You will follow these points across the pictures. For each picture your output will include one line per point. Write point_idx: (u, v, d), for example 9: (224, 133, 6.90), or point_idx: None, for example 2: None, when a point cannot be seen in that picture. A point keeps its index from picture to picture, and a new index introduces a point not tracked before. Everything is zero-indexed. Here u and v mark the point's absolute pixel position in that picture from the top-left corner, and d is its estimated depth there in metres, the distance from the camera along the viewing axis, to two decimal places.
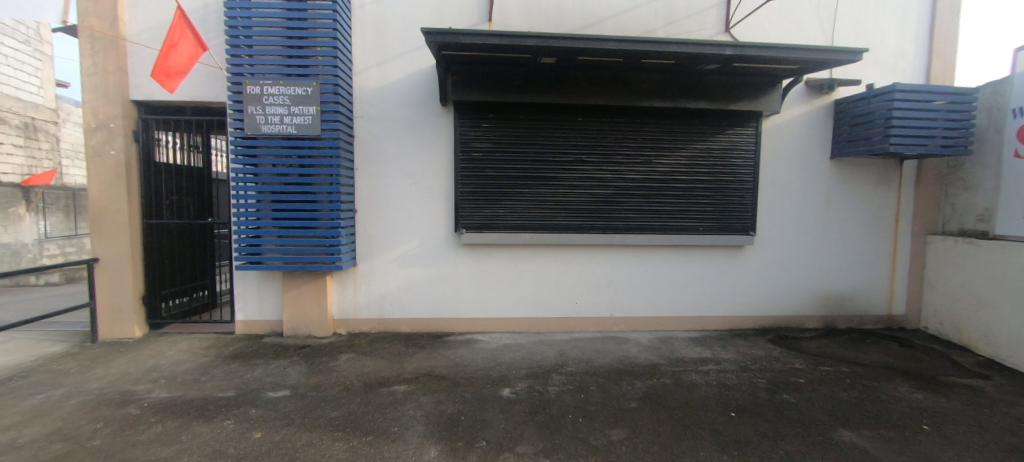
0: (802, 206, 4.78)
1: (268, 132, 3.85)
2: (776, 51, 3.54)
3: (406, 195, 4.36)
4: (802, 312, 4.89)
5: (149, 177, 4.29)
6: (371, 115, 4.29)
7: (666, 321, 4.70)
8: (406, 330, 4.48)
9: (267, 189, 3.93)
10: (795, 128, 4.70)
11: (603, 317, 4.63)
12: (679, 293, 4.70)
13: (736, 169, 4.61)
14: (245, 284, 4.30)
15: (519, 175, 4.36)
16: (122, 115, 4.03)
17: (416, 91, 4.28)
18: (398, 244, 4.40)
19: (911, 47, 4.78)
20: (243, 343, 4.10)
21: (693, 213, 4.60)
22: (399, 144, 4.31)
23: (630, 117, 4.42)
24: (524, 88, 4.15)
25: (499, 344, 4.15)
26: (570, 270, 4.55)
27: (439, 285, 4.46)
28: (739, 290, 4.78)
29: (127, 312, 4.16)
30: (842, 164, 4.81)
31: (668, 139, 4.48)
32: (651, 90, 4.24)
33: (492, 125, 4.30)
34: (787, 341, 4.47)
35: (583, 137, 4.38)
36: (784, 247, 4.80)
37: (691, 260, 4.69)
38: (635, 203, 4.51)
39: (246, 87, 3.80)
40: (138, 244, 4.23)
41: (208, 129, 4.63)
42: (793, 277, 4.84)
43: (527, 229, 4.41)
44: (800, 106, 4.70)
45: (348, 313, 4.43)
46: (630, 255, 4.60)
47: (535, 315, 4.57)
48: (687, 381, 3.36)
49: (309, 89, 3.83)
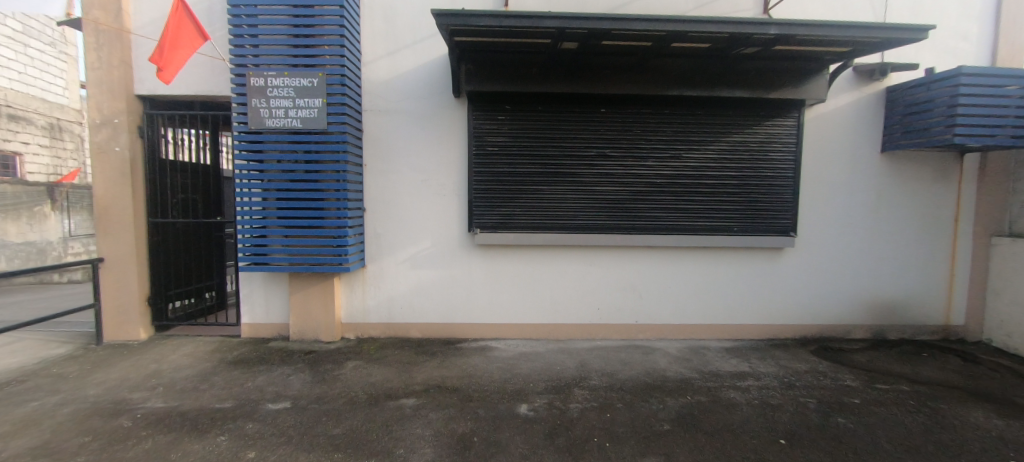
0: (848, 204, 4.34)
1: (273, 126, 3.66)
2: (827, 30, 3.13)
3: (417, 193, 4.11)
4: (848, 321, 4.46)
5: (154, 174, 4.14)
6: (380, 108, 4.05)
7: (697, 329, 4.34)
8: (417, 336, 4.23)
9: (272, 186, 3.75)
10: (842, 119, 4.27)
11: (628, 324, 4.30)
12: (711, 299, 4.33)
13: (775, 163, 4.21)
14: (250, 285, 4.12)
15: (537, 171, 4.06)
16: (127, 110, 3.91)
17: (428, 82, 4.03)
18: (409, 244, 4.16)
19: (974, 28, 4.28)
20: (247, 347, 3.92)
21: (727, 212, 4.22)
22: (410, 139, 4.07)
23: (658, 109, 4.07)
24: (544, 77, 3.84)
25: (516, 353, 3.87)
26: (592, 273, 4.24)
27: (451, 288, 4.20)
28: (778, 296, 4.38)
29: (132, 314, 4.04)
30: (895, 157, 4.34)
31: (700, 131, 4.12)
32: (682, 78, 3.88)
33: (509, 118, 4.01)
34: (833, 353, 4.06)
35: (607, 130, 4.06)
36: (828, 249, 4.37)
37: (724, 263, 4.31)
38: (663, 201, 4.16)
39: (250, 79, 3.61)
40: (143, 243, 4.09)
41: (215, 126, 4.57)
42: (838, 282, 4.41)
43: (545, 229, 4.11)
44: (848, 95, 4.26)
45: (357, 317, 4.22)
46: (657, 258, 4.26)
47: (554, 321, 4.27)
48: (725, 400, 3.00)
49: (315, 80, 3.62)
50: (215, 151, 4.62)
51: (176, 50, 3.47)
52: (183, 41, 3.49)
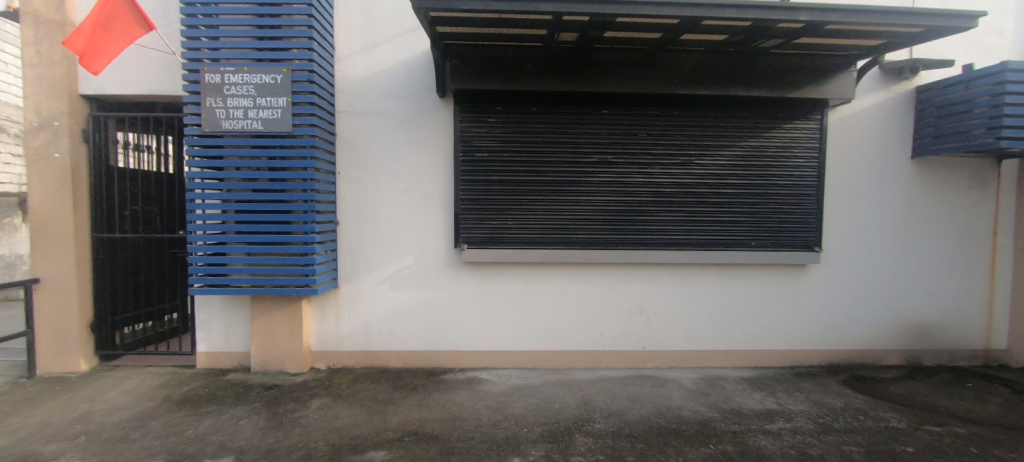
0: (876, 216, 3.91)
1: (230, 129, 3.21)
2: (867, 16, 2.70)
3: (397, 204, 3.66)
4: (880, 346, 4.00)
5: (101, 184, 3.67)
6: (357, 109, 3.62)
7: (712, 356, 3.87)
8: (397, 366, 3.75)
9: (231, 197, 3.29)
10: (869, 122, 3.86)
11: (634, 351, 3.83)
12: (728, 323, 3.87)
13: (796, 170, 3.78)
14: (208, 309, 3.64)
15: (531, 179, 3.62)
16: (68, 112, 3.46)
17: (410, 80, 3.61)
18: (388, 262, 3.70)
19: (1009, 23, 3.90)
20: (201, 381, 3.42)
21: (745, 225, 3.78)
22: (389, 144, 3.64)
23: (667, 110, 3.66)
24: (538, 74, 3.42)
25: (508, 386, 3.39)
26: (594, 293, 3.77)
27: (435, 311, 3.73)
28: (801, 319, 3.92)
29: (72, 343, 3.54)
30: (926, 163, 3.93)
31: (713, 135, 3.70)
32: (694, 75, 3.47)
33: (499, 120, 3.59)
34: (866, 384, 3.60)
35: (609, 133, 3.63)
36: (856, 265, 3.93)
37: (742, 282, 3.85)
38: (673, 213, 3.72)
39: (205, 75, 3.16)
40: (86, 261, 3.60)
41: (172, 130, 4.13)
42: (868, 303, 3.96)
43: (541, 245, 3.66)
44: (874, 94, 3.85)
45: (328, 344, 3.73)
46: (667, 277, 3.80)
47: (551, 349, 3.79)
48: (757, 450, 2.51)
49: (279, 77, 3.19)
50: (173, 158, 4.01)
51: (109, 41, 3.01)
52: (118, 28, 3.03)
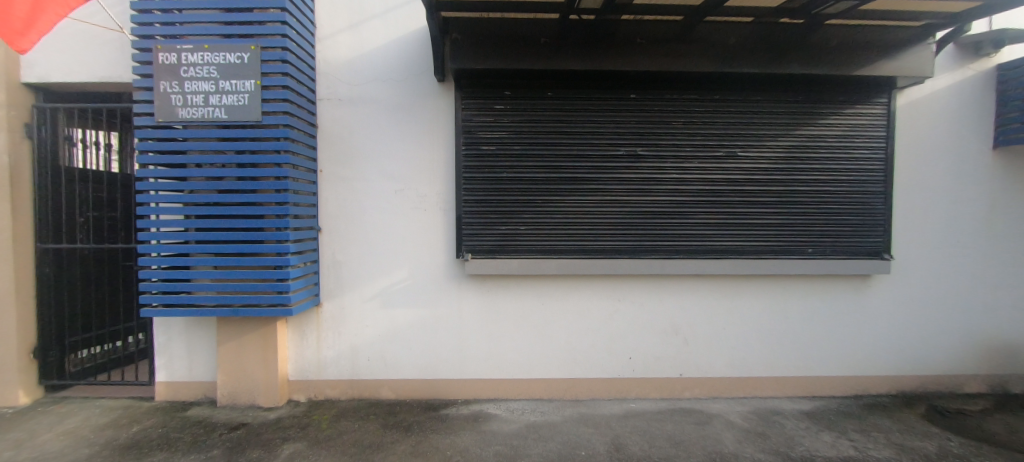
0: (954, 218, 3.30)
1: (189, 119, 2.69)
2: None
3: (390, 207, 3.13)
4: (958, 370, 3.38)
5: (47, 186, 3.15)
6: (342, 97, 3.11)
7: (762, 384, 3.29)
8: (389, 397, 3.19)
9: (191, 200, 2.76)
10: (942, 106, 3.28)
11: (669, 378, 3.24)
12: (781, 345, 3.28)
13: (858, 163, 3.21)
14: (168, 332, 3.11)
15: (546, 177, 3.07)
16: (7, 103, 2.97)
17: (403, 62, 3.09)
18: (379, 275, 3.15)
19: None
20: (157, 418, 2.89)
21: (799, 228, 3.19)
22: (380, 137, 3.11)
23: (705, 94, 3.11)
24: (555, 49, 2.87)
25: (522, 424, 2.81)
26: (621, 311, 3.20)
27: (435, 332, 3.17)
28: (865, 339, 3.32)
29: (9, 373, 3.01)
30: (1012, 154, 3.32)
31: (759, 124, 3.14)
32: (741, 50, 2.91)
33: (509, 107, 3.05)
34: (953, 420, 2.97)
35: (638, 122, 3.09)
36: (930, 275, 3.32)
37: (797, 296, 3.26)
38: (714, 215, 3.15)
39: (158, 55, 2.65)
40: (28, 276, 3.07)
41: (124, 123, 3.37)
42: (945, 320, 3.35)
43: (558, 254, 3.11)
44: (949, 75, 3.27)
45: (308, 372, 3.18)
46: (706, 290, 3.22)
47: (571, 376, 3.21)
48: None
49: (246, 55, 2.67)
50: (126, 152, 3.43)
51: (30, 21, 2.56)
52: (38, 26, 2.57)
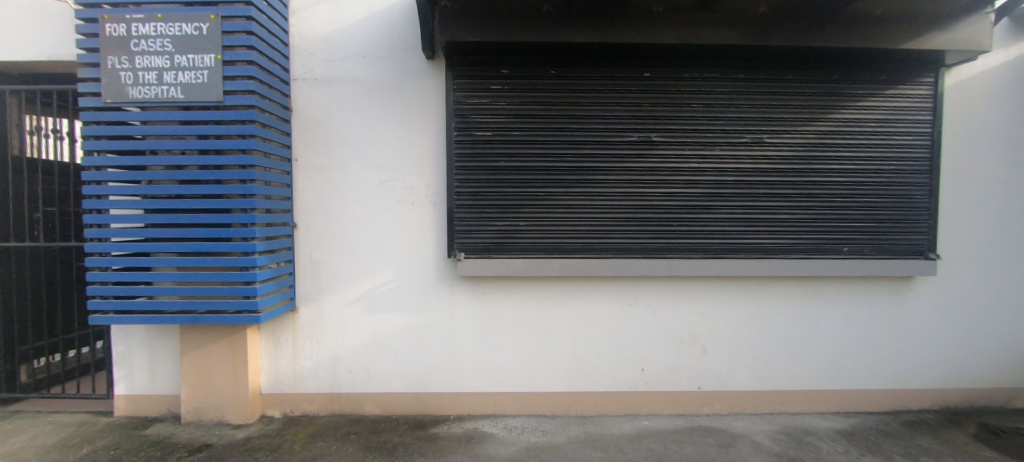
0: (1008, 213, 2.94)
1: (141, 99, 2.36)
2: None
3: (374, 200, 2.80)
4: (1009, 383, 3.02)
5: None
6: (320, 77, 2.77)
7: (789, 399, 2.94)
8: (374, 413, 2.86)
9: (145, 192, 2.43)
10: (996, 87, 2.91)
11: (686, 391, 2.91)
12: (811, 354, 2.93)
13: (900, 150, 2.85)
14: (128, 340, 2.80)
15: (549, 166, 2.73)
16: None
17: (388, 37, 2.75)
18: (362, 276, 2.82)
19: None
20: (112, 437, 2.57)
21: (833, 224, 2.84)
22: (362, 122, 2.78)
23: (727, 73, 2.77)
24: (559, 19, 2.50)
25: (522, 446, 2.48)
26: (632, 317, 2.86)
27: (424, 340, 2.84)
28: (906, 349, 2.97)
29: None
30: None
31: (789, 106, 2.79)
32: (771, 20, 2.54)
33: (506, 87, 2.71)
34: (1010, 440, 2.62)
35: (652, 104, 2.74)
36: (979, 277, 2.96)
37: (830, 300, 2.91)
38: (738, 209, 2.80)
39: (105, 26, 2.32)
40: None
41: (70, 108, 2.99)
42: (995, 326, 2.99)
43: (562, 253, 2.77)
44: (1003, 52, 2.90)
45: (283, 384, 2.86)
46: (729, 295, 2.88)
47: (576, 389, 2.88)
48: None
49: (206, 26, 2.34)
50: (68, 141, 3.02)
51: None
52: None
